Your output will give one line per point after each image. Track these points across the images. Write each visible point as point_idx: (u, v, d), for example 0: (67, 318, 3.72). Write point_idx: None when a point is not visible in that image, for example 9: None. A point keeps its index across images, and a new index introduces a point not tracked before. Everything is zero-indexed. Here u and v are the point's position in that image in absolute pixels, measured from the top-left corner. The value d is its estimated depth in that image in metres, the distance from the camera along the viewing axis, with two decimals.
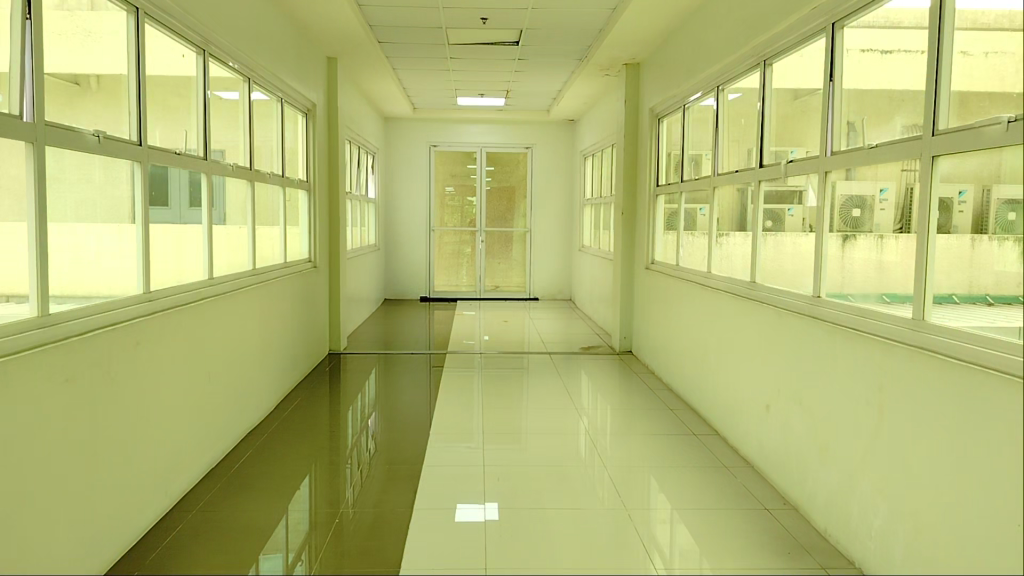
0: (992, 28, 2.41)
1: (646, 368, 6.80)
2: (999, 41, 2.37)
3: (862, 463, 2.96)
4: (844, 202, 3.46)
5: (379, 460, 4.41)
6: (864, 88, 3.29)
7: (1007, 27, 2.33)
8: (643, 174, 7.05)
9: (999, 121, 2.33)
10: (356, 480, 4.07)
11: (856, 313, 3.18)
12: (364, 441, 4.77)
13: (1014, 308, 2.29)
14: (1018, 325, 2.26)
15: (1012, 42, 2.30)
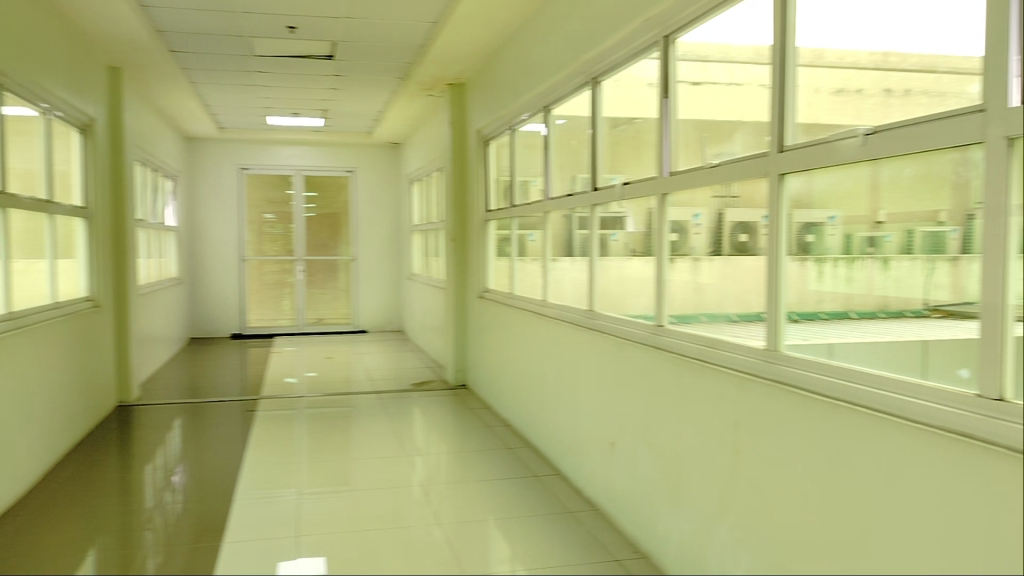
0: (844, 51, 2.28)
1: (481, 403, 6.48)
2: (855, 71, 2.23)
3: (718, 508, 2.75)
4: (665, 227, 3.40)
5: (187, 523, 3.78)
6: (700, 104, 3.14)
7: (863, 62, 2.19)
8: (472, 199, 6.76)
9: (855, 133, 2.16)
10: (156, 550, 3.43)
11: (703, 343, 3.01)
12: (170, 502, 4.09)
13: (843, 323, 2.28)
14: (854, 336, 2.21)
15: (874, 72, 2.13)
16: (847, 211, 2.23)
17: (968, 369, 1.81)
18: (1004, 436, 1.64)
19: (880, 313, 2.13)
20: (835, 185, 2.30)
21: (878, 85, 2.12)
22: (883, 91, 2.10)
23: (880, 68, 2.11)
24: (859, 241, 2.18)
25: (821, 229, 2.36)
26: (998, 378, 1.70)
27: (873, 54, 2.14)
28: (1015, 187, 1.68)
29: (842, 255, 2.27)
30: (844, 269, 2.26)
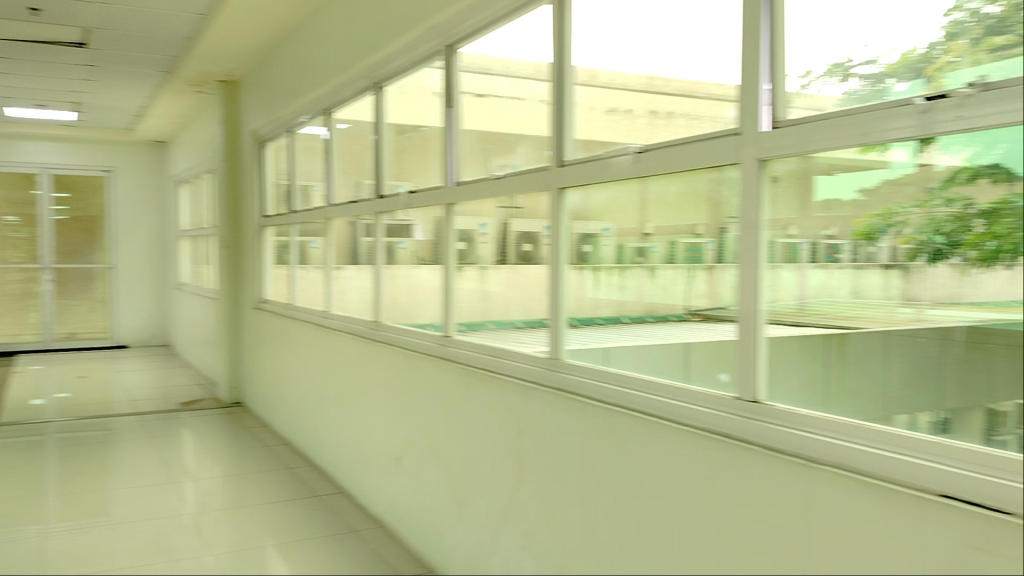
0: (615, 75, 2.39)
1: (258, 420, 6.14)
2: (626, 93, 2.34)
3: (503, 516, 2.76)
4: (452, 236, 3.39)
5: None
6: (484, 116, 3.16)
7: (633, 85, 2.30)
8: (247, 204, 6.41)
9: (628, 150, 2.26)
10: None
11: (488, 352, 3.03)
12: None
13: (616, 328, 2.37)
14: (627, 342, 2.30)
15: (644, 94, 2.25)
16: (619, 224, 2.34)
17: (726, 373, 1.92)
18: (759, 435, 1.76)
19: (649, 318, 2.23)
20: (607, 198, 2.40)
21: (646, 107, 2.23)
22: (650, 113, 2.21)
23: (648, 91, 2.24)
24: (630, 252, 2.29)
25: (596, 240, 2.45)
26: (753, 381, 1.83)
27: (642, 77, 2.26)
28: (764, 205, 1.81)
29: (614, 265, 2.37)
30: (616, 277, 2.36)
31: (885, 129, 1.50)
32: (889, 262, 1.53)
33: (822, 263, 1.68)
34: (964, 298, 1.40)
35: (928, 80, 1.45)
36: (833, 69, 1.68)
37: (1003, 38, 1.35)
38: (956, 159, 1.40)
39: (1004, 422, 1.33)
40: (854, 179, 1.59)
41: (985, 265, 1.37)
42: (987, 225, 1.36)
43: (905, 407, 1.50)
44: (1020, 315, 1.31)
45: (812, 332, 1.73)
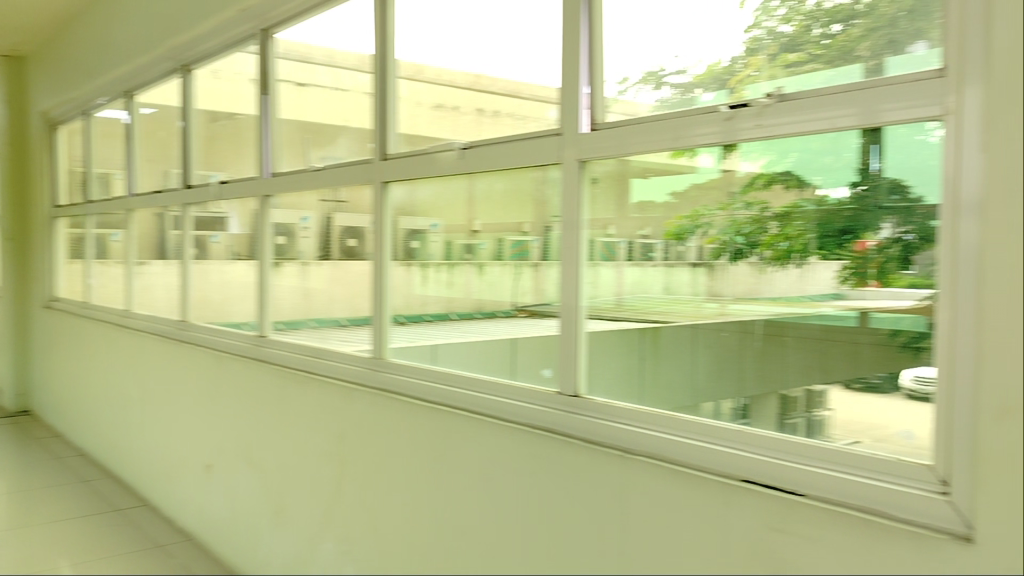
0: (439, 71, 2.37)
1: (49, 430, 5.58)
2: (452, 89, 2.32)
3: (323, 522, 2.65)
4: (270, 230, 3.23)
5: None
6: (304, 106, 3.04)
7: (458, 82, 2.29)
8: (36, 192, 5.81)
9: (452, 147, 2.24)
10: None
11: (310, 352, 2.91)
12: None
13: (443, 325, 2.35)
14: (453, 339, 2.29)
15: (469, 91, 2.24)
16: (446, 220, 2.32)
17: (550, 368, 1.94)
18: (580, 428, 1.78)
19: (479, 314, 2.22)
20: (433, 195, 2.36)
21: (471, 105, 2.22)
22: (475, 110, 2.20)
23: (474, 88, 2.23)
24: (459, 249, 2.28)
25: (424, 236, 2.42)
26: (574, 375, 1.86)
27: (469, 74, 2.26)
28: (584, 205, 1.84)
29: (443, 262, 2.36)
30: (445, 274, 2.35)
31: (692, 134, 1.57)
32: (696, 261, 1.61)
33: (637, 261, 1.74)
34: (760, 294, 1.50)
35: (730, 91, 1.53)
36: (647, 77, 1.73)
37: (795, 54, 1.43)
38: (755, 165, 1.49)
39: (795, 407, 1.42)
40: (664, 182, 1.66)
41: (780, 263, 1.47)
42: (780, 227, 1.46)
43: (710, 395, 1.57)
44: (806, 310, 1.43)
45: (631, 326, 1.78)
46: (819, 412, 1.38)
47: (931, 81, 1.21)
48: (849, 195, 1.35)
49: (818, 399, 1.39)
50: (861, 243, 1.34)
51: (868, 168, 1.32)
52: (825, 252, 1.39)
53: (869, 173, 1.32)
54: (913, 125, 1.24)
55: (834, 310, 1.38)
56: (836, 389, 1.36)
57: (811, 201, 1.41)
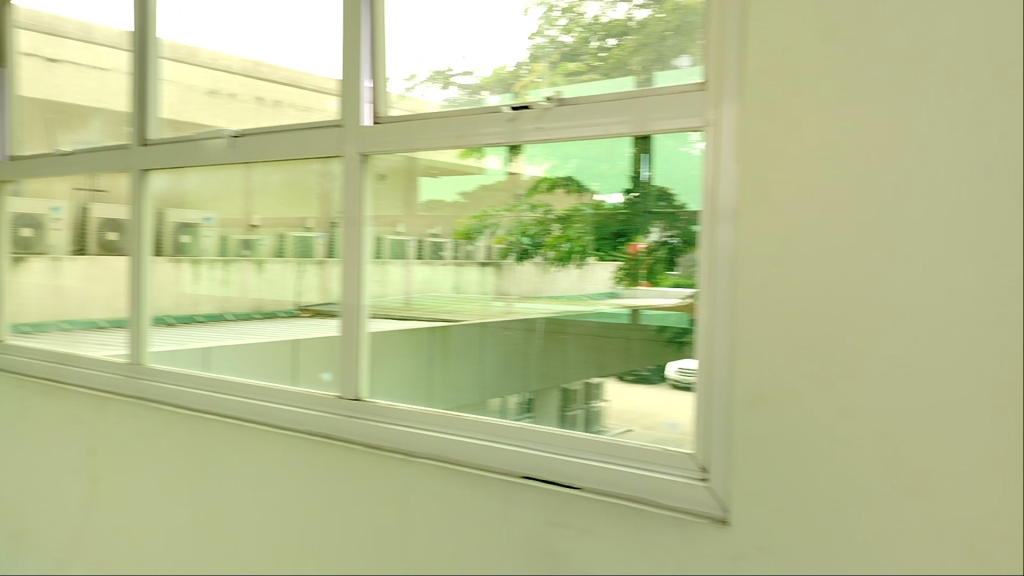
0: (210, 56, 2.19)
1: None
2: (226, 75, 2.15)
3: (71, 546, 2.36)
4: (10, 220, 2.86)
5: None
6: (52, 83, 2.71)
7: (231, 67, 2.14)
8: None
9: (221, 134, 2.10)
10: None
11: (58, 358, 2.60)
12: None
13: (218, 326, 2.18)
14: (229, 341, 2.13)
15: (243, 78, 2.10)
16: (222, 214, 2.15)
17: (329, 372, 1.86)
18: (360, 433, 1.72)
19: (258, 314, 2.08)
20: (203, 185, 2.18)
21: (248, 93, 2.08)
22: (251, 98, 2.06)
23: (249, 75, 2.09)
24: (235, 245, 2.13)
25: (196, 231, 2.23)
26: (354, 381, 1.79)
27: (244, 60, 2.11)
28: (366, 201, 1.78)
29: (217, 258, 2.19)
30: (220, 271, 2.18)
31: (477, 133, 1.57)
32: (485, 261, 1.60)
33: (426, 259, 1.70)
34: (543, 292, 1.51)
35: (515, 96, 1.54)
36: (435, 76, 1.69)
37: (574, 64, 1.46)
38: (539, 169, 1.50)
39: (575, 399, 1.45)
40: (455, 182, 1.63)
41: (562, 264, 1.49)
42: (562, 229, 1.49)
43: (496, 391, 1.56)
44: (588, 307, 1.45)
45: (422, 326, 1.71)
46: (597, 403, 1.41)
47: (692, 94, 1.28)
48: (623, 199, 1.40)
49: (595, 390, 1.42)
50: (633, 246, 1.40)
51: (640, 176, 1.37)
52: (603, 254, 1.43)
53: (638, 181, 1.38)
54: (675, 136, 1.32)
55: (611, 308, 1.42)
56: (612, 380, 1.40)
57: (589, 204, 1.45)
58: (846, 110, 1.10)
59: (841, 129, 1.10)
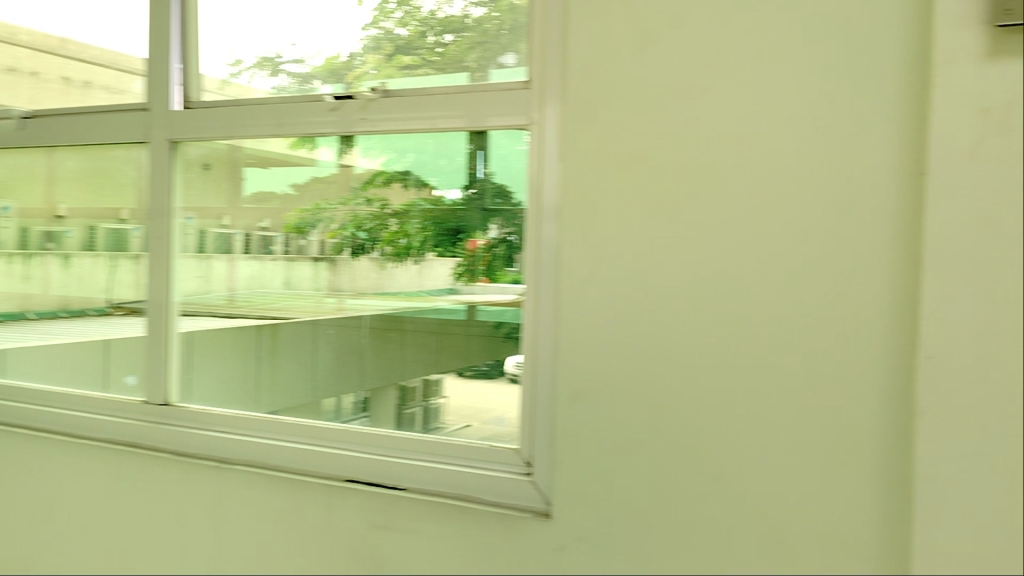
0: None
1: None
2: (14, 49, 1.90)
3: None
4: None
5: None
6: None
7: (16, 36, 1.89)
8: None
9: (10, 115, 1.89)
10: None
11: None
12: None
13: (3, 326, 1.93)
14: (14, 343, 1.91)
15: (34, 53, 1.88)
16: (21, 203, 1.90)
17: (134, 375, 1.73)
18: (169, 441, 1.60)
19: (63, 314, 1.86)
20: None
21: (42, 69, 1.87)
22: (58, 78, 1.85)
23: (42, 49, 1.87)
24: (37, 237, 1.89)
25: None
26: (162, 383, 1.66)
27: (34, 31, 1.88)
28: (177, 190, 1.66)
29: (15, 251, 1.92)
30: (18, 266, 1.92)
31: (307, 122, 1.49)
32: (318, 256, 1.52)
33: (255, 254, 1.60)
34: (379, 289, 1.46)
35: (347, 87, 1.47)
36: (262, 62, 1.57)
37: (408, 57, 1.41)
38: (374, 163, 1.44)
39: (413, 396, 1.41)
40: (285, 173, 1.53)
41: (398, 259, 1.44)
42: (399, 223, 1.43)
43: (331, 390, 1.49)
44: (427, 303, 1.41)
45: (247, 324, 1.62)
46: (436, 399, 1.38)
47: (517, 92, 1.28)
48: (461, 196, 1.37)
49: (434, 387, 1.39)
50: (472, 242, 1.36)
51: (476, 173, 1.35)
52: (442, 249, 1.40)
53: (477, 178, 1.35)
54: (511, 134, 1.31)
55: (449, 304, 1.39)
56: (452, 376, 1.38)
57: (426, 199, 1.41)
58: (662, 114, 1.13)
59: (658, 132, 1.13)
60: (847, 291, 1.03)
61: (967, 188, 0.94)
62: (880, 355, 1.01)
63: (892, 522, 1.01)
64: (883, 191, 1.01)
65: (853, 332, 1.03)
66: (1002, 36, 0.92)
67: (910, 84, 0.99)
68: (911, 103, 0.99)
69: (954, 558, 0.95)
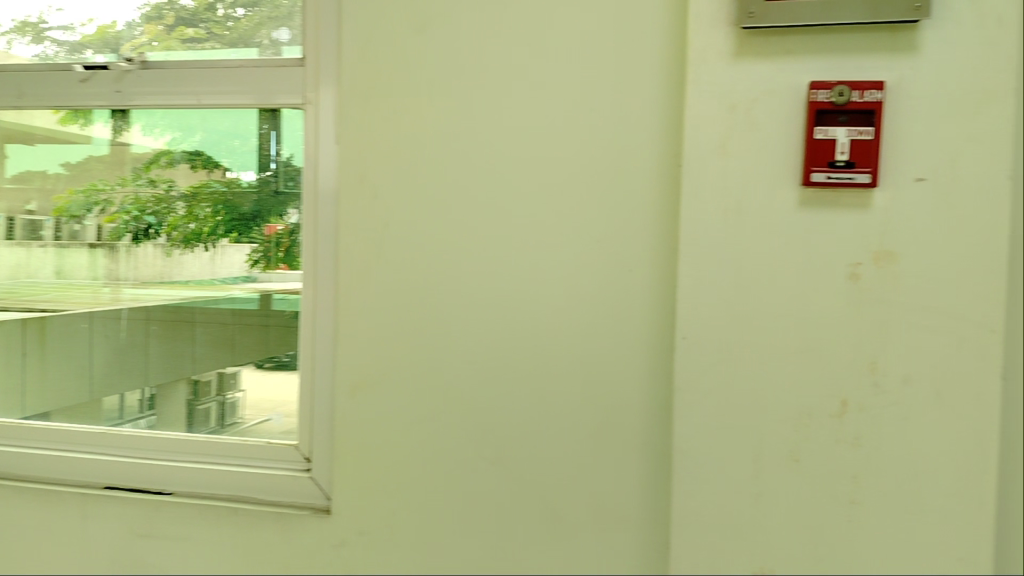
0: None
1: None
2: None
3: None
4: None
5: None
6: None
7: None
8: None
9: None
10: None
11: None
12: None
13: None
14: None
15: None
16: None
17: None
18: None
19: None
20: None
21: None
22: None
23: None
24: None
25: None
26: None
27: None
28: None
29: None
30: None
31: (74, 95, 1.30)
32: (95, 242, 1.34)
33: (20, 241, 1.37)
34: (166, 278, 1.31)
35: (120, 57, 1.28)
36: (21, 26, 1.34)
37: (192, 29, 1.26)
38: (157, 143, 1.29)
39: (206, 392, 1.29)
40: (57, 150, 1.34)
41: (187, 246, 1.31)
42: (189, 207, 1.30)
43: (112, 387, 1.33)
44: (226, 293, 1.28)
45: (13, 318, 1.38)
46: (233, 393, 1.28)
47: (292, 69, 1.21)
48: (258, 177, 1.26)
49: (230, 380, 1.28)
50: (271, 227, 1.26)
51: (274, 156, 1.24)
52: (238, 235, 1.28)
53: (271, 160, 1.25)
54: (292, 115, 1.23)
55: (244, 294, 1.28)
56: (249, 368, 1.27)
57: (219, 181, 1.28)
58: (440, 98, 1.11)
59: (436, 116, 1.11)
60: (616, 278, 1.07)
61: (719, 179, 1.00)
62: (646, 337, 1.06)
63: (657, 495, 1.07)
64: (647, 180, 1.06)
65: (623, 317, 1.07)
66: (746, 38, 0.99)
67: (669, 80, 1.05)
68: (671, 97, 1.05)
69: (710, 525, 1.02)
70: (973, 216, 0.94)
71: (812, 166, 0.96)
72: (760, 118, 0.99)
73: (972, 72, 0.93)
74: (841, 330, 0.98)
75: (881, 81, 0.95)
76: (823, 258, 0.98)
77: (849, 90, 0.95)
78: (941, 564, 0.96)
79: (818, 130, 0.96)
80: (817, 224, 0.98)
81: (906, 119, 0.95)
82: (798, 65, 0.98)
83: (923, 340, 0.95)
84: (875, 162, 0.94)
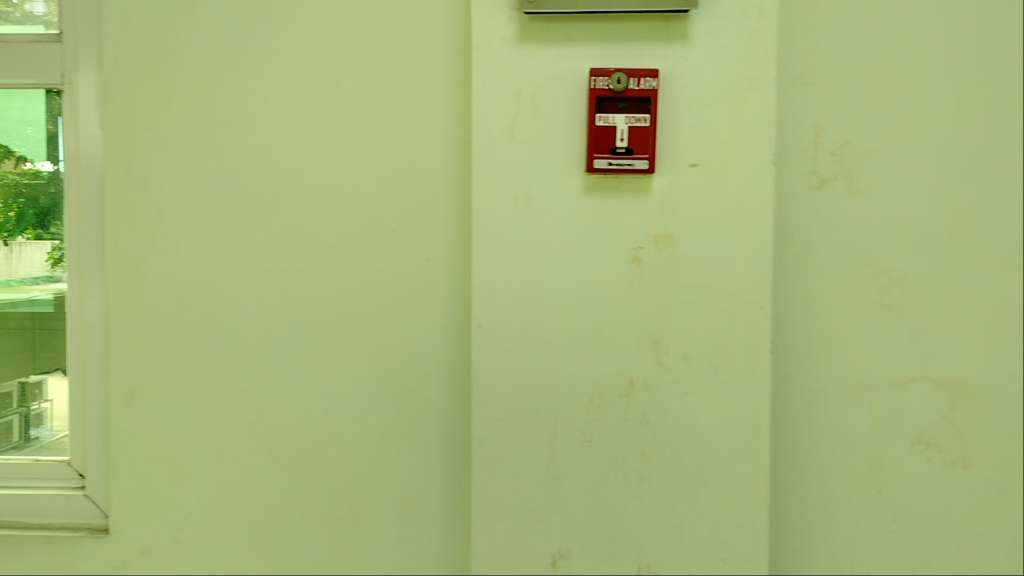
0: None
1: None
2: None
3: None
4: None
5: None
6: None
7: None
8: None
9: None
10: None
11: None
12: None
13: None
14: None
15: None
16: None
17: None
18: None
19: None
20: None
21: None
22: None
23: None
24: None
25: None
26: None
27: None
28: None
29: None
30: None
31: None
32: None
33: None
34: None
35: None
36: None
37: None
38: None
39: (8, 403, 1.14)
40: None
41: None
42: None
43: None
44: (25, 295, 1.12)
45: None
46: (38, 404, 1.13)
47: (47, 46, 1.07)
48: (54, 169, 1.09)
49: (34, 390, 1.13)
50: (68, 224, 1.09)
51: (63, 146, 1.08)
52: (37, 231, 1.11)
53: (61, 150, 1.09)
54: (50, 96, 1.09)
55: (45, 295, 1.11)
56: (56, 376, 1.12)
57: (14, 173, 1.11)
58: (217, 81, 1.04)
59: (212, 100, 1.04)
60: (409, 268, 1.04)
61: (506, 165, 0.99)
62: (442, 328, 1.04)
63: (457, 487, 1.05)
64: (437, 167, 1.03)
65: (419, 308, 1.04)
66: (528, 23, 0.98)
67: (456, 65, 1.02)
68: (458, 82, 1.02)
69: (508, 514, 1.02)
70: (743, 201, 0.98)
71: (594, 152, 0.97)
72: (544, 104, 0.99)
73: (739, 62, 0.97)
74: (626, 313, 1.00)
75: (656, 69, 0.97)
76: (607, 243, 1.00)
77: (626, 77, 0.96)
78: (722, 532, 1.01)
79: (599, 116, 0.97)
80: (602, 210, 0.99)
81: (681, 107, 0.98)
82: (578, 52, 0.98)
83: (701, 320, 0.99)
84: (653, 149, 0.97)
